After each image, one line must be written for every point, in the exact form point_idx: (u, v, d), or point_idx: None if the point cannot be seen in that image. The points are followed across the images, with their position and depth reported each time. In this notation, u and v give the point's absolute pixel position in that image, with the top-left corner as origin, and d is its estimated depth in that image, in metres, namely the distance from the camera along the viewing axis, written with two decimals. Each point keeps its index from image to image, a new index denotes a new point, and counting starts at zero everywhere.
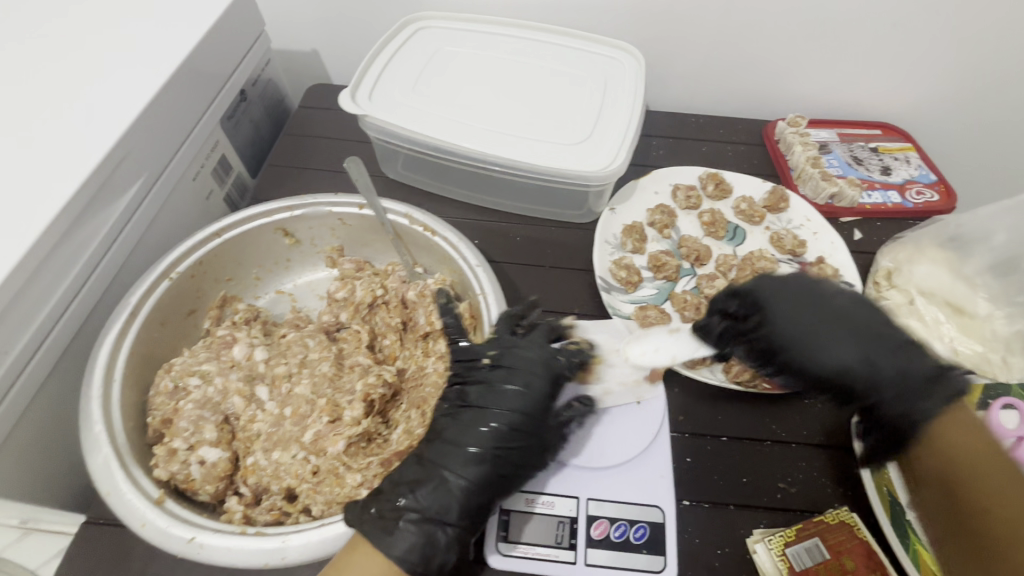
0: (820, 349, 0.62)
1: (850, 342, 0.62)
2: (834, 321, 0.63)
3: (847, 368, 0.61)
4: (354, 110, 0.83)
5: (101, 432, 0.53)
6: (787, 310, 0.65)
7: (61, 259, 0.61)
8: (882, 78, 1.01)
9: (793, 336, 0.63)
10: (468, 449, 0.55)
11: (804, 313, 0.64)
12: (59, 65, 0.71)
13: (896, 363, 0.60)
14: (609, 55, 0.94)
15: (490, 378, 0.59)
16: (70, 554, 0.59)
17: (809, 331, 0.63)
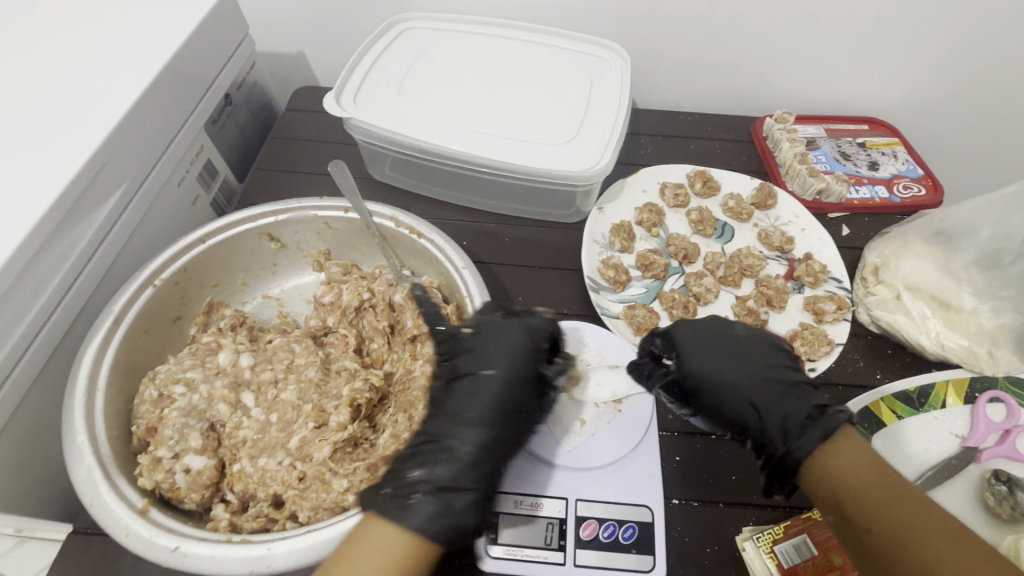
0: (722, 389, 0.63)
1: (740, 381, 0.63)
2: (725, 359, 0.65)
3: (742, 407, 0.62)
4: (339, 112, 0.82)
5: (84, 442, 0.53)
6: (699, 345, 0.66)
7: (42, 268, 0.60)
8: (869, 74, 1.01)
9: (693, 373, 0.64)
10: (467, 423, 0.55)
11: (708, 349, 0.65)
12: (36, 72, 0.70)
13: (779, 402, 0.61)
14: (596, 55, 0.93)
15: (474, 365, 0.59)
16: (56, 566, 0.58)
17: (711, 369, 0.64)
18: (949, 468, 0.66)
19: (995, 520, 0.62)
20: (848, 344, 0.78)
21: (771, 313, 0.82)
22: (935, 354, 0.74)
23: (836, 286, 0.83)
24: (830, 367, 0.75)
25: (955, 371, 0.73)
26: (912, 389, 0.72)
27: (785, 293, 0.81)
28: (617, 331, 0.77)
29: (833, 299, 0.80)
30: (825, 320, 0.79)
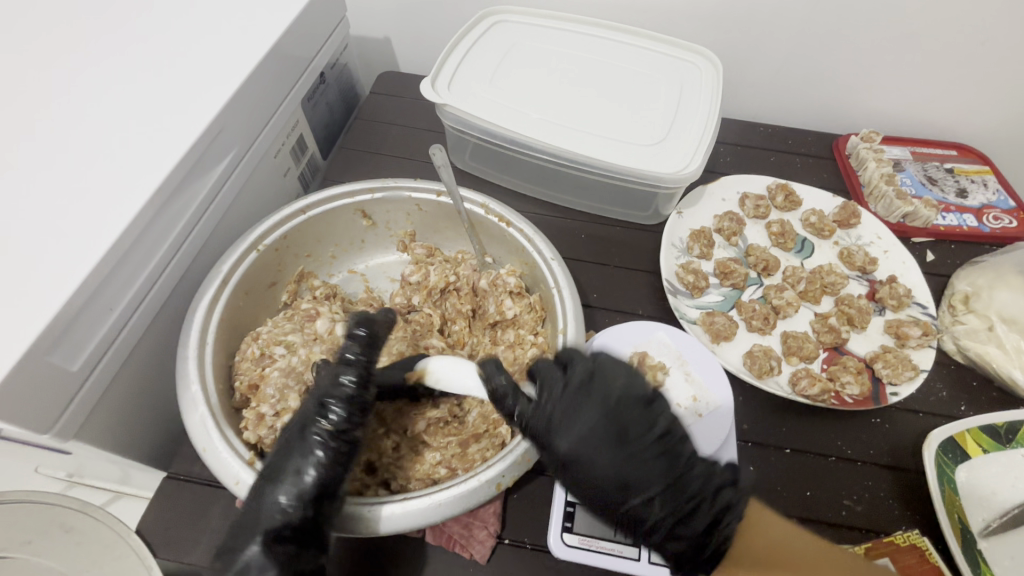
0: (563, 433, 0.51)
1: (592, 433, 0.51)
2: (585, 402, 0.52)
3: (558, 434, 0.51)
4: (434, 98, 0.84)
5: (197, 391, 0.56)
6: (599, 433, 0.51)
7: (160, 225, 0.64)
8: (964, 98, 0.98)
9: (573, 398, 0.52)
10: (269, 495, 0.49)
11: (582, 426, 0.51)
12: (155, 41, 0.74)
13: (620, 470, 0.50)
14: (685, 59, 0.93)
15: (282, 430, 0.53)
16: (155, 506, 0.62)
17: (595, 471, 0.50)
18: None
19: None
20: (932, 371, 0.76)
21: (850, 333, 0.80)
22: None
23: (920, 311, 0.81)
24: (913, 392, 0.73)
25: None
26: (1000, 424, 0.70)
27: (866, 313, 0.80)
28: (695, 335, 0.77)
29: (918, 324, 0.78)
30: (908, 344, 0.77)
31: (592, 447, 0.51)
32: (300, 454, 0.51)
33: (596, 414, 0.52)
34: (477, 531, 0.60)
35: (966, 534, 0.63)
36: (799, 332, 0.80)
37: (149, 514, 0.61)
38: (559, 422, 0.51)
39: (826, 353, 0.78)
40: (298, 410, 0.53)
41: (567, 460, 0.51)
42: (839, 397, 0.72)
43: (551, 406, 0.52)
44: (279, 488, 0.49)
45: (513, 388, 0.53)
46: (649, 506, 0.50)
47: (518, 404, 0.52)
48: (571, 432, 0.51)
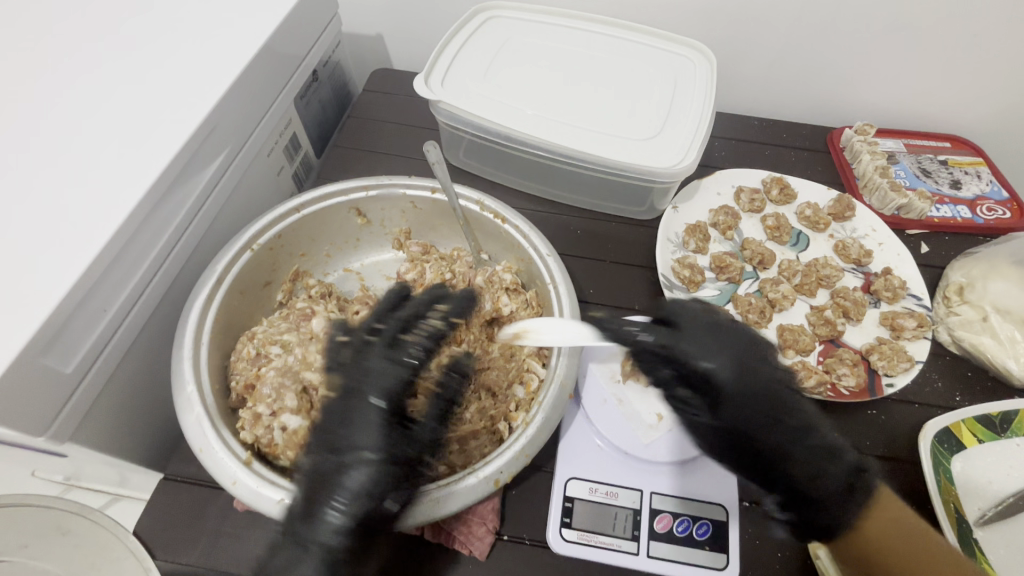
0: (735, 410, 0.56)
1: (764, 408, 0.56)
2: (740, 381, 0.56)
3: (732, 409, 0.56)
4: (428, 95, 0.84)
5: (192, 392, 0.55)
6: (756, 390, 0.56)
7: (154, 225, 0.63)
8: (957, 90, 0.99)
9: (731, 382, 0.56)
10: (350, 484, 0.49)
11: (752, 386, 0.56)
12: (141, 39, 0.73)
13: (796, 441, 0.56)
14: (679, 53, 0.93)
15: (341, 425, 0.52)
16: (153, 507, 0.62)
17: (745, 421, 0.56)
18: None
19: None
20: (927, 362, 0.77)
21: (846, 325, 0.80)
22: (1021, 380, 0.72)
23: (915, 302, 0.81)
24: (908, 384, 0.74)
25: None
26: (994, 414, 0.70)
27: (862, 305, 0.80)
28: None
29: (913, 316, 0.78)
30: (903, 336, 0.77)
31: (751, 422, 0.56)
32: (364, 450, 0.50)
33: (758, 380, 0.56)
34: (476, 527, 0.60)
35: (963, 524, 0.63)
36: (795, 325, 0.80)
37: (146, 516, 0.61)
38: (722, 374, 0.56)
39: (821, 345, 0.78)
40: (355, 394, 0.53)
41: (730, 415, 0.56)
42: (834, 389, 0.73)
43: (716, 364, 0.56)
44: (331, 498, 0.48)
45: (680, 351, 0.56)
46: (830, 464, 0.55)
47: (692, 363, 0.56)
48: (739, 392, 0.56)
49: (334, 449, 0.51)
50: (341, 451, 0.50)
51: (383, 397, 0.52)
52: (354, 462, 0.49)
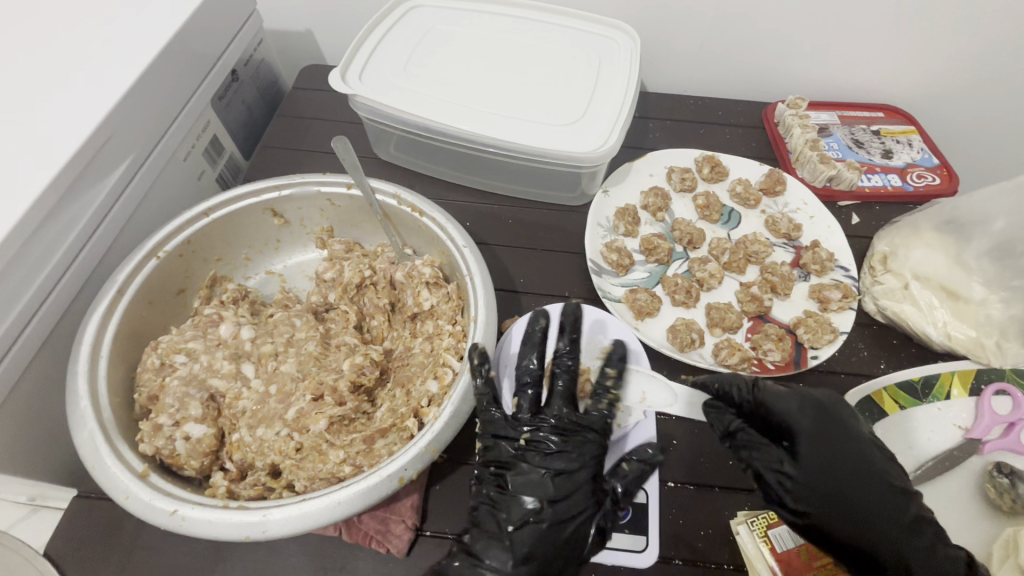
0: (824, 484, 0.55)
1: (856, 477, 0.55)
2: (842, 456, 0.56)
3: (823, 488, 0.55)
4: (344, 89, 0.81)
5: (86, 408, 0.54)
6: (852, 455, 0.56)
7: (47, 238, 0.61)
8: (887, 60, 0.98)
9: (809, 445, 0.56)
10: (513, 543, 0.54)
11: (841, 447, 0.56)
12: (30, 44, 0.69)
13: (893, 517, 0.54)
14: (604, 35, 0.92)
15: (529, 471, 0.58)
16: (62, 526, 0.60)
17: (844, 484, 0.55)
18: (950, 459, 0.65)
19: (993, 511, 0.63)
20: (852, 332, 0.77)
21: (774, 301, 0.81)
22: (940, 345, 0.73)
23: (843, 274, 0.82)
24: (834, 354, 0.74)
25: (961, 363, 0.72)
26: (916, 379, 0.71)
27: (789, 280, 0.80)
28: (618, 314, 0.77)
29: (839, 287, 0.78)
30: (830, 308, 0.78)
31: (855, 495, 0.54)
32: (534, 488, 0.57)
33: (850, 443, 0.57)
34: (393, 525, 0.59)
35: None
36: (723, 303, 0.80)
37: (56, 535, 0.60)
38: (811, 433, 0.56)
39: (750, 322, 0.79)
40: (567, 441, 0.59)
41: (821, 475, 0.55)
42: (760, 363, 0.73)
43: (795, 419, 0.57)
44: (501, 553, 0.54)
45: (764, 403, 0.58)
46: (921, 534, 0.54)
47: (778, 415, 0.57)
48: (827, 454, 0.56)
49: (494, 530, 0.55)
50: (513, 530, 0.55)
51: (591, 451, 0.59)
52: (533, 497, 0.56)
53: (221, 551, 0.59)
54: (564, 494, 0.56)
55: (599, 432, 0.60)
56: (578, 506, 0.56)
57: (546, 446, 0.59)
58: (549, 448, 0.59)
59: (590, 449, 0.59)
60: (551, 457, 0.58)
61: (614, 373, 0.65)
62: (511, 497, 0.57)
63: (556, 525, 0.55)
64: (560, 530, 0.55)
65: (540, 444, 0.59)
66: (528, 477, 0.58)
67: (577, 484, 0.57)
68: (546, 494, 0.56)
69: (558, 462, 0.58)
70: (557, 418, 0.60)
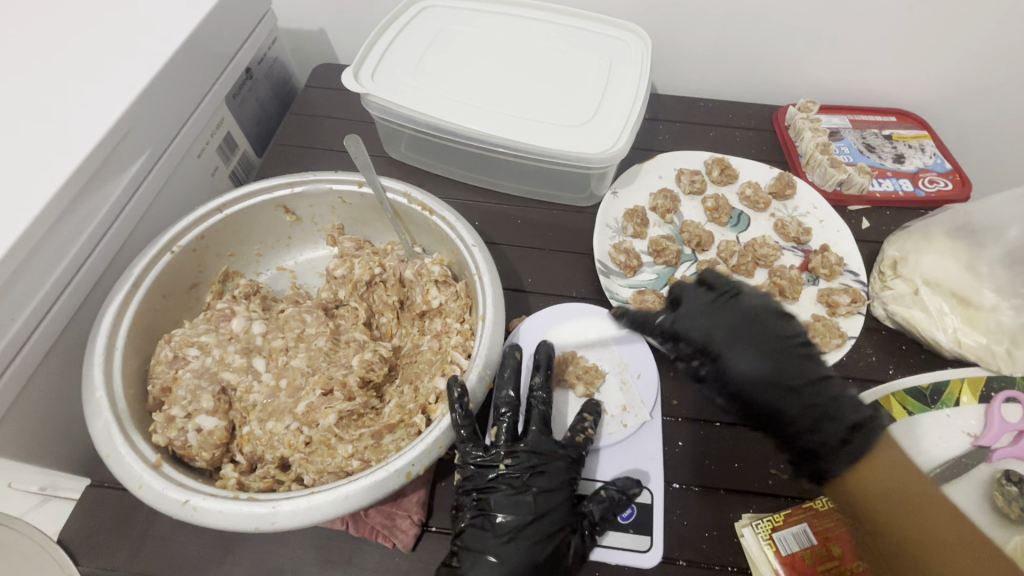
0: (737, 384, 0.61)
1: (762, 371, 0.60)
2: (754, 358, 0.61)
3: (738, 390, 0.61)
4: (357, 89, 0.82)
5: (102, 398, 0.55)
6: (758, 356, 0.61)
7: (66, 231, 0.62)
8: (901, 65, 0.98)
9: (721, 353, 0.62)
10: (494, 560, 0.55)
11: (750, 353, 0.61)
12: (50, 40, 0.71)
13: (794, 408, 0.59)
14: (615, 36, 0.92)
15: (506, 499, 0.59)
16: (76, 514, 0.62)
17: (750, 382, 0.60)
18: (959, 466, 0.65)
19: (1003, 520, 0.62)
20: (861, 337, 0.77)
21: (783, 304, 0.81)
22: (951, 351, 0.72)
23: (852, 279, 0.82)
24: (841, 359, 0.74)
25: (971, 369, 0.71)
26: (926, 386, 0.71)
27: (798, 284, 0.80)
28: None
29: (848, 292, 0.78)
30: (839, 313, 0.77)
31: (760, 390, 0.60)
32: (511, 510, 0.58)
33: (758, 344, 0.61)
34: (400, 521, 0.60)
35: None
36: None
37: (70, 523, 0.61)
38: (721, 346, 0.62)
39: None
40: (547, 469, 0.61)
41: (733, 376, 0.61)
42: None
43: (703, 333, 0.62)
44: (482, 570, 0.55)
45: (677, 328, 0.63)
46: (802, 418, 0.58)
47: (691, 336, 0.63)
48: (735, 357, 0.61)
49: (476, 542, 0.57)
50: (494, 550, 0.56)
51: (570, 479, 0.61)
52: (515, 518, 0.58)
53: (230, 542, 0.60)
54: (543, 517, 0.58)
55: (573, 459, 0.62)
56: (558, 528, 0.58)
57: (524, 471, 0.61)
58: (529, 472, 0.60)
59: (564, 477, 0.61)
60: (533, 477, 0.60)
61: (591, 417, 0.65)
62: (492, 514, 0.58)
63: (537, 543, 0.57)
64: (544, 546, 0.57)
65: (519, 472, 0.61)
66: (511, 497, 0.59)
67: (556, 506, 0.59)
68: (528, 512, 0.58)
69: (538, 487, 0.60)
70: (535, 443, 0.63)
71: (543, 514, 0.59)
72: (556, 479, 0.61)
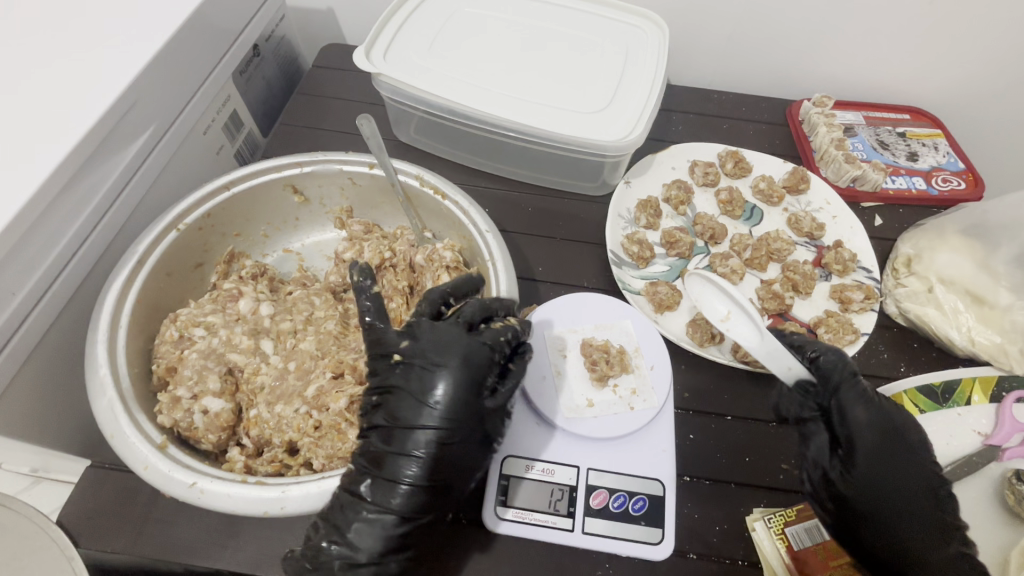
0: (878, 491, 0.57)
1: (899, 475, 0.58)
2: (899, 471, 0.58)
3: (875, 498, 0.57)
4: (368, 67, 0.80)
5: (106, 375, 0.54)
6: (906, 467, 0.58)
7: (68, 205, 0.60)
8: (916, 63, 0.97)
9: (868, 447, 0.59)
10: (396, 477, 0.49)
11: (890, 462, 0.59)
12: (50, 7, 0.68)
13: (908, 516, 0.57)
14: (633, 24, 0.90)
15: (405, 401, 0.51)
16: (76, 495, 0.60)
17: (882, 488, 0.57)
18: (971, 464, 0.65)
19: (1014, 518, 0.62)
20: (873, 334, 0.76)
21: (795, 299, 0.80)
22: (963, 349, 0.72)
23: (865, 275, 0.81)
24: (854, 355, 0.73)
25: (984, 368, 0.71)
26: (936, 383, 0.70)
27: (811, 279, 0.79)
28: (638, 306, 0.77)
29: (861, 288, 0.77)
30: (851, 309, 0.77)
31: (891, 499, 0.57)
32: (410, 416, 0.51)
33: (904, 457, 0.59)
34: None
35: None
36: (743, 299, 0.79)
37: (69, 503, 0.60)
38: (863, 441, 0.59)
39: (770, 319, 0.78)
40: (444, 355, 0.52)
41: (869, 474, 0.58)
42: None
43: (862, 428, 0.59)
44: (377, 491, 0.49)
45: (839, 403, 0.60)
46: (919, 542, 0.56)
47: (846, 419, 0.60)
48: (870, 464, 0.58)
49: (383, 462, 0.50)
50: (390, 468, 0.49)
51: (464, 371, 0.51)
52: (412, 422, 0.50)
53: (233, 527, 0.59)
54: (445, 420, 0.50)
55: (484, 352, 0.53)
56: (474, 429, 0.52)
57: (420, 364, 0.52)
58: (423, 365, 0.52)
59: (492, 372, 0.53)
60: (425, 373, 0.52)
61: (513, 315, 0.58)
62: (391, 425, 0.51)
63: (428, 448, 0.50)
64: (440, 453, 0.50)
65: (412, 362, 0.53)
66: (402, 401, 0.51)
67: (451, 407, 0.50)
68: (424, 417, 0.50)
69: (433, 380, 0.51)
70: (438, 330, 0.54)
71: (450, 420, 0.50)
72: (447, 376, 0.51)
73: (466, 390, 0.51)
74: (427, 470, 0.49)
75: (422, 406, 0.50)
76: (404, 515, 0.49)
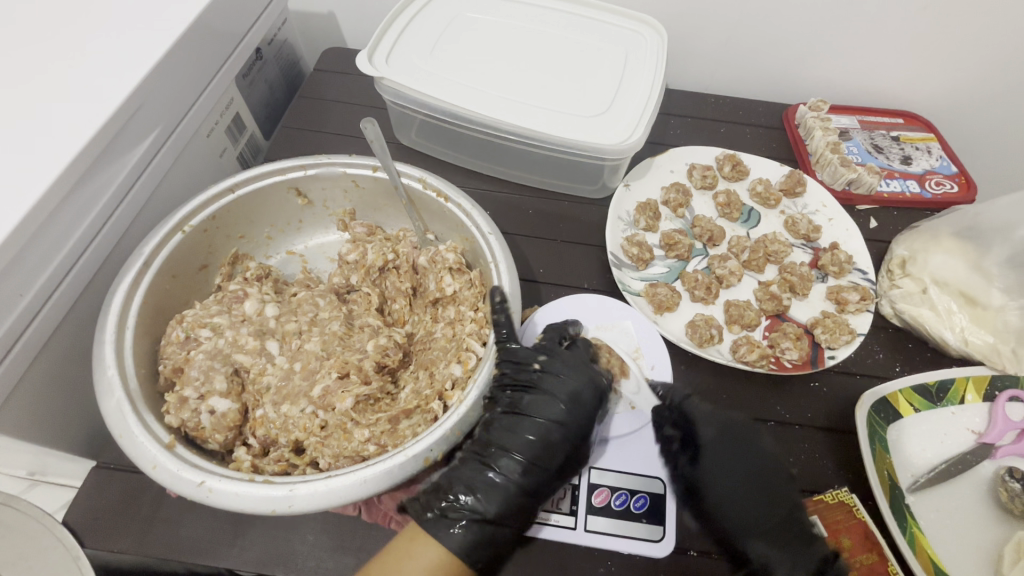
0: (710, 490, 0.61)
1: (740, 469, 0.62)
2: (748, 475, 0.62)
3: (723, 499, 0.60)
4: (371, 71, 0.81)
5: (113, 376, 0.54)
6: (745, 464, 0.62)
7: (75, 208, 0.61)
8: (910, 68, 0.98)
9: (714, 442, 0.63)
10: (497, 473, 0.56)
11: (746, 457, 0.63)
12: (56, 12, 0.69)
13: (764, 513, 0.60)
14: (632, 29, 0.92)
15: (533, 408, 0.60)
16: (82, 495, 0.61)
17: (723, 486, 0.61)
18: (963, 462, 0.66)
19: (1006, 515, 0.63)
20: (869, 335, 0.78)
21: (792, 300, 0.81)
22: (956, 349, 0.74)
23: (861, 277, 0.82)
24: (850, 356, 0.75)
25: (977, 368, 0.72)
26: (932, 383, 0.71)
27: (808, 280, 0.81)
28: (638, 307, 0.77)
29: (857, 289, 0.79)
30: (847, 310, 0.78)
31: (741, 498, 0.61)
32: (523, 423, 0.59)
33: (746, 455, 0.63)
34: None
35: (894, 489, 0.64)
36: (741, 300, 0.80)
37: (76, 503, 0.60)
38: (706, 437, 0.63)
39: (767, 320, 0.79)
40: (566, 377, 0.63)
41: (708, 472, 0.62)
42: (777, 362, 0.73)
43: (702, 423, 0.64)
44: (477, 483, 0.56)
45: (682, 405, 0.65)
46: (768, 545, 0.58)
47: (692, 420, 0.64)
48: (711, 460, 0.63)
49: (491, 454, 0.58)
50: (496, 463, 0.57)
51: (591, 386, 0.63)
52: (525, 428, 0.59)
53: (240, 526, 0.59)
54: (564, 423, 0.60)
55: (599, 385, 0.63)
56: (570, 447, 0.60)
57: (543, 374, 0.62)
58: (554, 374, 0.63)
59: (588, 396, 0.62)
60: (550, 385, 0.62)
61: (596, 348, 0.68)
62: (510, 426, 0.59)
63: (542, 456, 0.58)
64: (550, 464, 0.58)
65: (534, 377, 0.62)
66: (531, 404, 0.61)
67: (573, 417, 0.61)
68: (547, 421, 0.60)
69: (564, 390, 0.62)
70: (573, 356, 0.65)
71: (570, 428, 0.60)
72: (577, 388, 0.62)
73: (581, 406, 0.61)
74: (535, 472, 0.58)
75: (551, 410, 0.60)
76: (499, 513, 0.55)
